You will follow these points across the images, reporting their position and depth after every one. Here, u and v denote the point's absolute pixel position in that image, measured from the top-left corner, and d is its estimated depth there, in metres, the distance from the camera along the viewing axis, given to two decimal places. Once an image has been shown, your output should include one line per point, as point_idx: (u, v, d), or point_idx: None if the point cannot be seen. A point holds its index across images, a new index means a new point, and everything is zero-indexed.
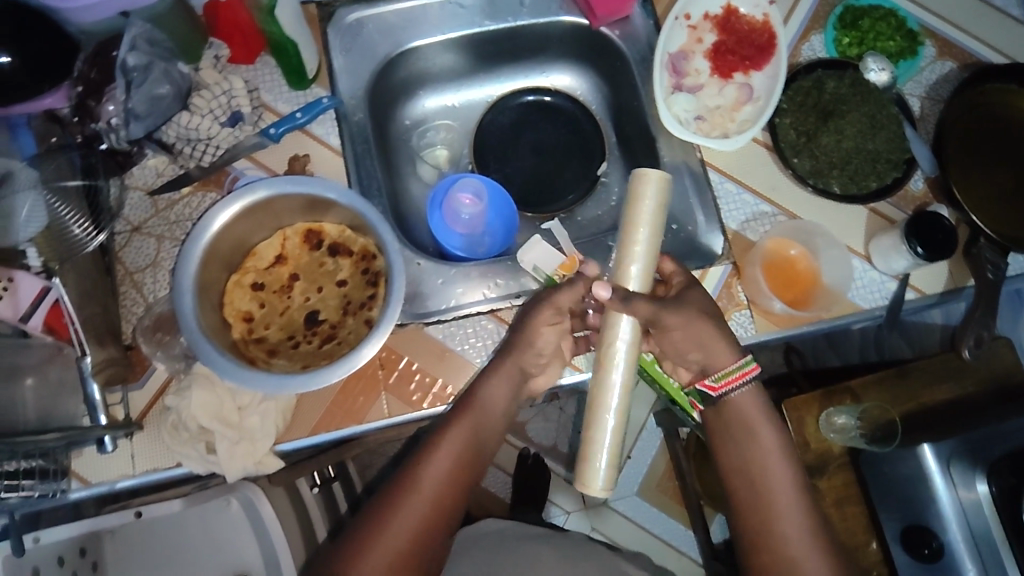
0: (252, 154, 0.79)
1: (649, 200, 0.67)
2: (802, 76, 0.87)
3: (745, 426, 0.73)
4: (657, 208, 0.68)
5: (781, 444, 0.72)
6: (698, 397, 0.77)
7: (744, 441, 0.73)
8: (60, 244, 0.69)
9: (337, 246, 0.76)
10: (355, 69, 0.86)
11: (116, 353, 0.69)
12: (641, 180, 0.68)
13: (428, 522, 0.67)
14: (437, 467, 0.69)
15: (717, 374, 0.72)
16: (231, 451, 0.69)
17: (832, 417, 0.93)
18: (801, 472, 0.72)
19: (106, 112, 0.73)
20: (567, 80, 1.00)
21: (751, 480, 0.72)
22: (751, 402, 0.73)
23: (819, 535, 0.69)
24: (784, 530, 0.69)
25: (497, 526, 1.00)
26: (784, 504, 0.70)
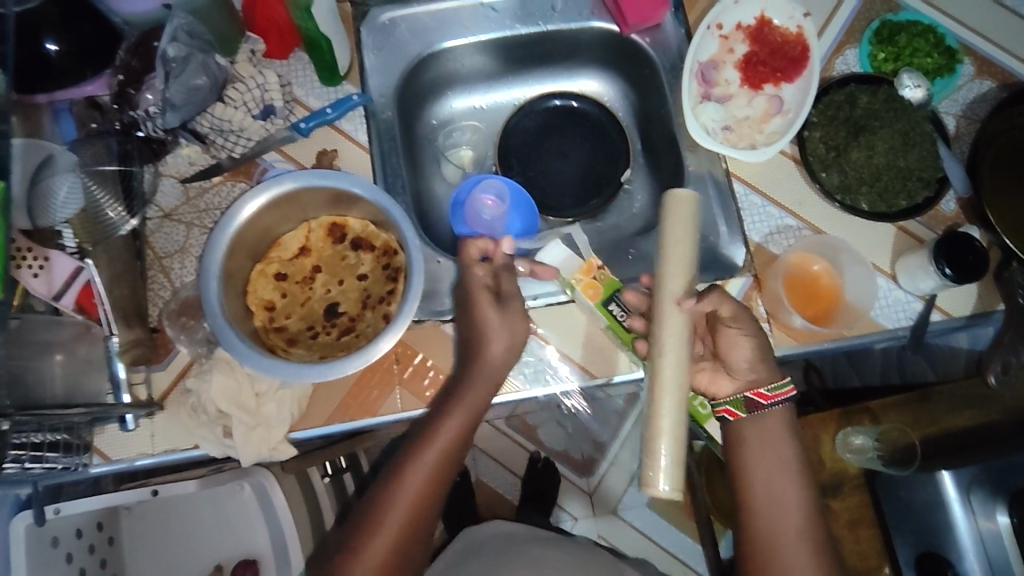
0: (282, 147, 0.81)
1: (677, 216, 0.69)
2: (835, 89, 0.85)
3: (744, 438, 0.72)
4: (685, 223, 0.68)
5: (780, 457, 0.71)
6: (737, 405, 0.73)
7: (748, 450, 0.72)
8: (95, 226, 0.71)
9: (359, 241, 0.77)
10: (385, 68, 0.88)
11: (142, 335, 0.71)
12: (672, 200, 0.69)
13: (413, 517, 0.69)
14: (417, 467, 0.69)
15: (772, 384, 0.71)
16: (247, 436, 0.70)
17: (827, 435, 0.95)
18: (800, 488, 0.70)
19: (144, 101, 0.74)
20: (595, 86, 1.00)
21: (752, 494, 0.71)
22: (751, 416, 0.72)
23: (812, 550, 0.68)
24: (780, 546, 0.68)
25: (516, 533, 1.00)
26: (779, 519, 0.69)
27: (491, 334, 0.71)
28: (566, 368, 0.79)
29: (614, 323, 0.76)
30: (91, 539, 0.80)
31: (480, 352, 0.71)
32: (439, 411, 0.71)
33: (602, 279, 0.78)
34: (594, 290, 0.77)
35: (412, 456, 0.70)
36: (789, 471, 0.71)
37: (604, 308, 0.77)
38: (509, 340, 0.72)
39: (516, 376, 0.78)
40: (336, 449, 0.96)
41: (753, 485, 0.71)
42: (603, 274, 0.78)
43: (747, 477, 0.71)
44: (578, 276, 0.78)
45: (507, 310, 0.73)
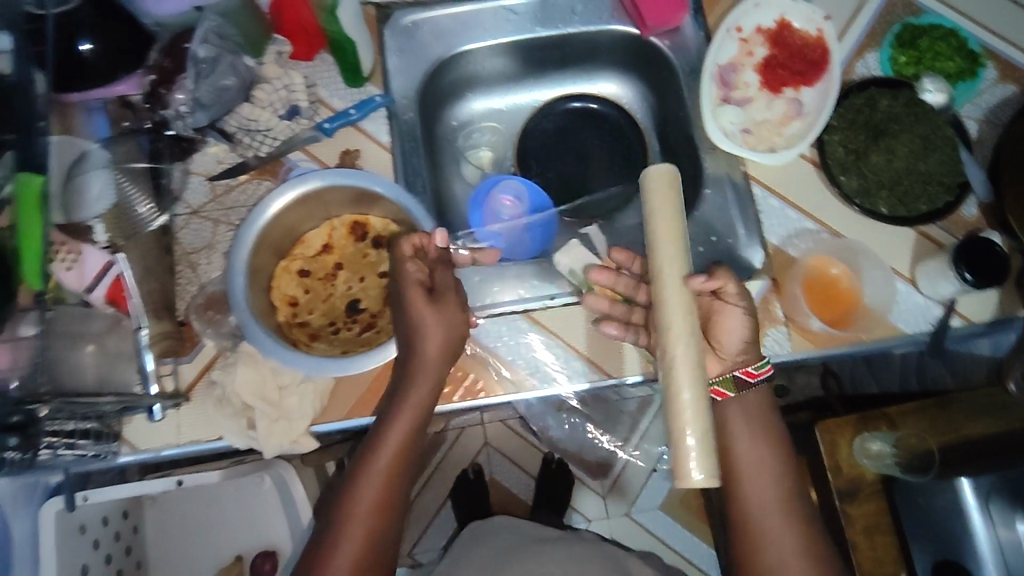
0: (306, 146, 0.82)
1: (656, 194, 0.64)
2: (855, 92, 0.85)
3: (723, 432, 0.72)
4: (669, 200, 0.63)
5: (760, 451, 0.72)
6: (727, 385, 0.71)
7: (739, 436, 0.72)
8: (126, 222, 0.74)
9: (380, 239, 0.79)
10: (407, 69, 0.89)
11: (169, 328, 0.73)
12: (650, 180, 0.65)
13: (377, 518, 0.68)
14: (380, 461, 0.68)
15: (759, 361, 0.71)
16: (270, 428, 0.71)
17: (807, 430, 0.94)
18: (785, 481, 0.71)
19: (176, 100, 0.78)
20: (614, 88, 1.01)
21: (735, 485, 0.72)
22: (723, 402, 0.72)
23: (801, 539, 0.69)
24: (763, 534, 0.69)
25: (535, 535, 1.00)
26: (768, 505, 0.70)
27: (427, 328, 0.67)
28: (583, 365, 0.79)
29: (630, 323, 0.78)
30: (117, 527, 0.83)
31: (417, 345, 0.68)
32: (386, 412, 0.69)
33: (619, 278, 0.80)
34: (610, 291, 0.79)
35: (372, 451, 0.68)
36: (773, 463, 0.72)
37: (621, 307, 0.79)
38: (445, 332, 0.68)
39: (533, 374, 0.79)
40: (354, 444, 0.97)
41: (735, 478, 0.71)
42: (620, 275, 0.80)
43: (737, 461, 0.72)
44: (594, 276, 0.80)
45: (440, 303, 0.69)
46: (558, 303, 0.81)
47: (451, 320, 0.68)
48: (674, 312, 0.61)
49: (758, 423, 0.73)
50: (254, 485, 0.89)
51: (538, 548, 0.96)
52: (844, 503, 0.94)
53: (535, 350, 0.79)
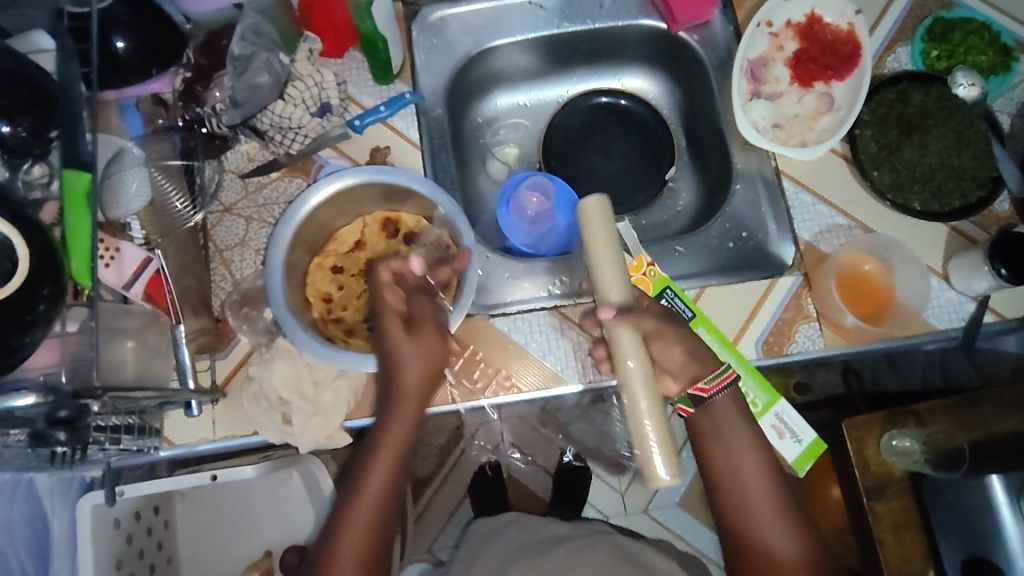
0: (337, 144, 0.83)
1: (592, 222, 0.67)
2: (886, 87, 0.85)
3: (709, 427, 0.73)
4: (604, 229, 0.67)
5: (745, 456, 0.72)
6: (687, 402, 0.74)
7: (723, 437, 0.72)
8: (162, 218, 0.74)
9: (412, 235, 0.79)
10: (435, 66, 0.90)
11: (207, 323, 0.73)
12: (583, 212, 0.69)
13: (372, 534, 0.68)
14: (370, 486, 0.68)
15: (710, 375, 0.71)
16: (306, 423, 0.72)
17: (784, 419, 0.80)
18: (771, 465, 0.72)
19: (211, 98, 0.78)
20: (640, 83, 1.00)
21: (723, 474, 0.73)
22: (718, 409, 0.72)
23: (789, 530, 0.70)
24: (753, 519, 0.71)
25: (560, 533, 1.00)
26: (754, 492, 0.71)
27: (405, 358, 0.68)
28: None
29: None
30: (149, 521, 0.85)
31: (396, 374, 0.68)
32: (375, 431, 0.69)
33: (652, 275, 0.81)
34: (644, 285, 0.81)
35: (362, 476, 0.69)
36: (762, 448, 0.72)
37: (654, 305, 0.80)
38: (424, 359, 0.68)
39: (564, 371, 0.79)
40: None
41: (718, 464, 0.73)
42: (652, 269, 0.82)
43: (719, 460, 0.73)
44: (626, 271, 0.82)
45: (418, 331, 0.68)
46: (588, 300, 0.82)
47: (424, 342, 0.68)
48: (622, 342, 0.64)
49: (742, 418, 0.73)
50: (283, 481, 0.91)
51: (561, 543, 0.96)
52: (872, 502, 0.95)
53: (566, 346, 0.79)
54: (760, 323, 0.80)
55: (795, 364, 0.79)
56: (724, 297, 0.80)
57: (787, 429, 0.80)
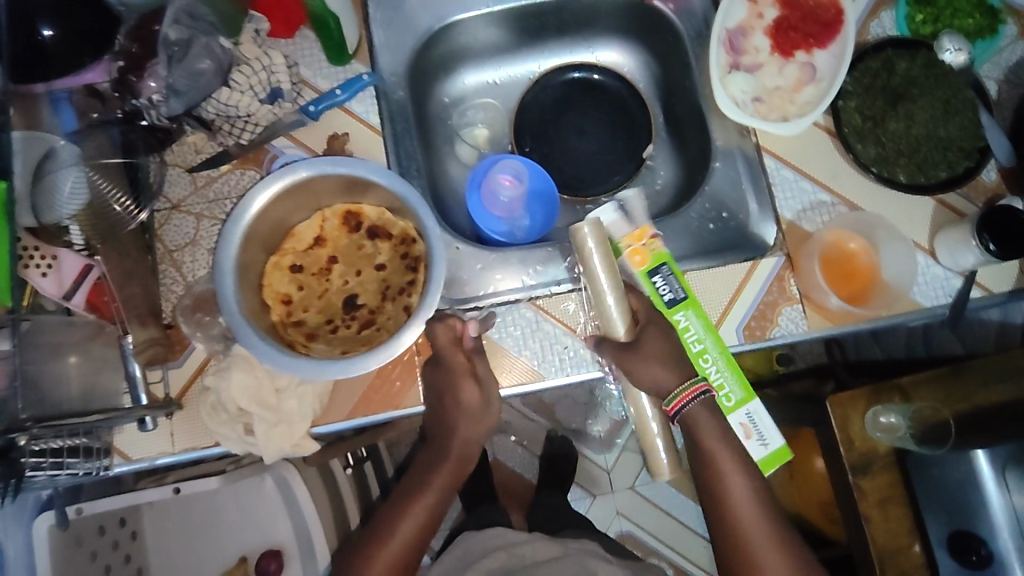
0: (291, 132, 0.78)
1: (594, 252, 0.71)
2: (870, 56, 0.81)
3: (692, 444, 0.71)
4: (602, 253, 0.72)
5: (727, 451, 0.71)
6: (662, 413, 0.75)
7: (699, 429, 0.71)
8: (101, 220, 0.68)
9: (376, 228, 0.74)
10: (395, 44, 0.83)
11: (157, 334, 0.69)
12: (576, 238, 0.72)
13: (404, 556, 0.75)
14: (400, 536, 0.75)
15: (668, 397, 0.70)
16: (269, 433, 0.68)
17: (755, 419, 0.75)
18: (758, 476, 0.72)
19: (147, 88, 0.70)
20: (615, 57, 0.95)
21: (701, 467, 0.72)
22: (693, 404, 0.70)
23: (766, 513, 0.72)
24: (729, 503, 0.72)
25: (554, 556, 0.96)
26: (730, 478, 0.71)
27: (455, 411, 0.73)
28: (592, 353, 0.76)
29: (652, 295, 0.74)
30: (115, 535, 0.81)
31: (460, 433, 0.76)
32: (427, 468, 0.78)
33: (652, 249, 0.75)
34: (642, 257, 0.74)
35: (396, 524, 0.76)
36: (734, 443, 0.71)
37: (647, 278, 0.74)
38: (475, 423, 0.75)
39: (541, 365, 0.76)
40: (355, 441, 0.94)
41: (710, 489, 0.73)
42: (654, 244, 0.75)
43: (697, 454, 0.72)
44: (627, 238, 0.75)
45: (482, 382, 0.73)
46: (563, 290, 0.78)
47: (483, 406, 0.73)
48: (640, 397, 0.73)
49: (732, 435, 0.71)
50: (256, 487, 0.91)
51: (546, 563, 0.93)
52: (857, 477, 0.90)
53: (541, 340, 0.76)
54: (743, 306, 0.77)
55: (779, 348, 0.77)
56: (705, 282, 0.77)
57: (757, 430, 0.75)
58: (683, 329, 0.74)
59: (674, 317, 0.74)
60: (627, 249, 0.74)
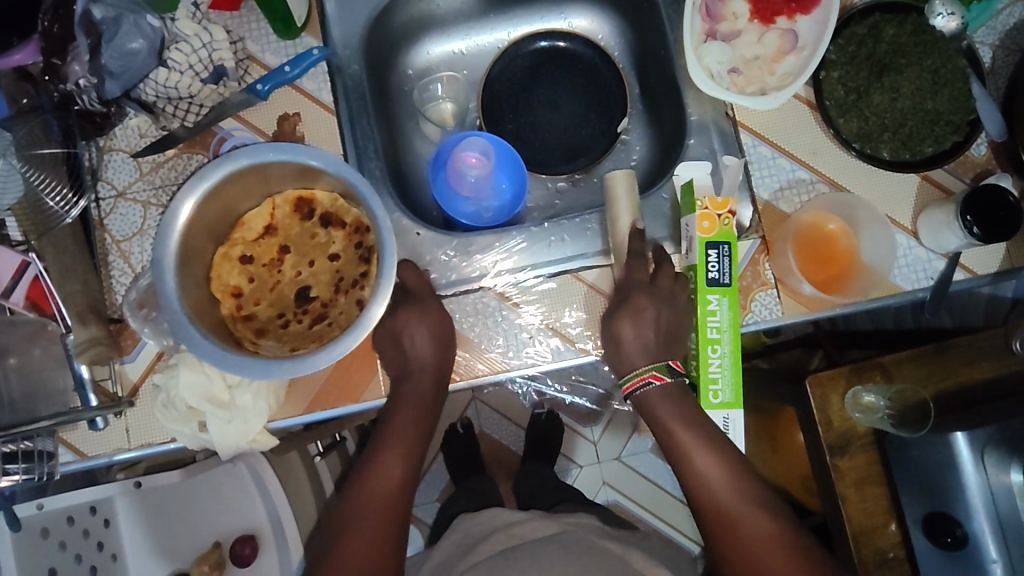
0: (240, 112, 0.74)
1: (624, 200, 0.73)
2: (856, 21, 0.75)
3: (655, 426, 0.70)
4: (630, 204, 0.73)
5: (695, 433, 0.68)
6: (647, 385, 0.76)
7: (660, 411, 0.69)
8: (37, 215, 0.66)
9: (329, 216, 0.71)
10: (348, 14, 0.78)
11: (99, 333, 0.65)
12: (609, 184, 0.74)
13: (379, 537, 0.68)
14: (365, 536, 0.68)
15: (624, 377, 0.71)
16: (223, 429, 0.66)
17: (732, 425, 0.71)
18: (733, 461, 0.69)
19: (74, 73, 0.67)
20: (587, 23, 0.90)
21: (672, 452, 0.69)
22: (647, 393, 0.70)
23: (745, 495, 0.68)
24: (711, 490, 0.68)
25: (545, 533, 0.93)
26: (702, 466, 0.68)
27: (410, 389, 0.70)
28: (559, 342, 0.74)
29: (699, 266, 0.69)
30: (86, 524, 0.80)
31: (409, 402, 0.71)
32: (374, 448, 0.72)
33: (723, 223, 0.68)
34: (709, 227, 0.68)
35: (358, 528, 0.68)
36: (705, 433, 0.68)
37: (703, 248, 0.69)
38: (423, 403, 0.71)
39: (505, 356, 0.74)
40: (324, 429, 0.92)
41: (684, 475, 0.69)
42: (727, 222, 0.68)
43: (668, 441, 0.69)
44: (705, 200, 0.68)
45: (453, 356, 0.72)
46: (529, 279, 0.75)
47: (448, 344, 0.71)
48: None
49: (697, 424, 0.68)
50: (227, 473, 0.91)
51: (542, 545, 0.89)
52: (834, 457, 0.88)
53: (507, 330, 0.74)
54: None
55: (751, 334, 0.74)
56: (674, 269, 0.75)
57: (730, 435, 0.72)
58: (710, 312, 0.69)
59: (708, 298, 0.69)
60: (699, 210, 0.68)
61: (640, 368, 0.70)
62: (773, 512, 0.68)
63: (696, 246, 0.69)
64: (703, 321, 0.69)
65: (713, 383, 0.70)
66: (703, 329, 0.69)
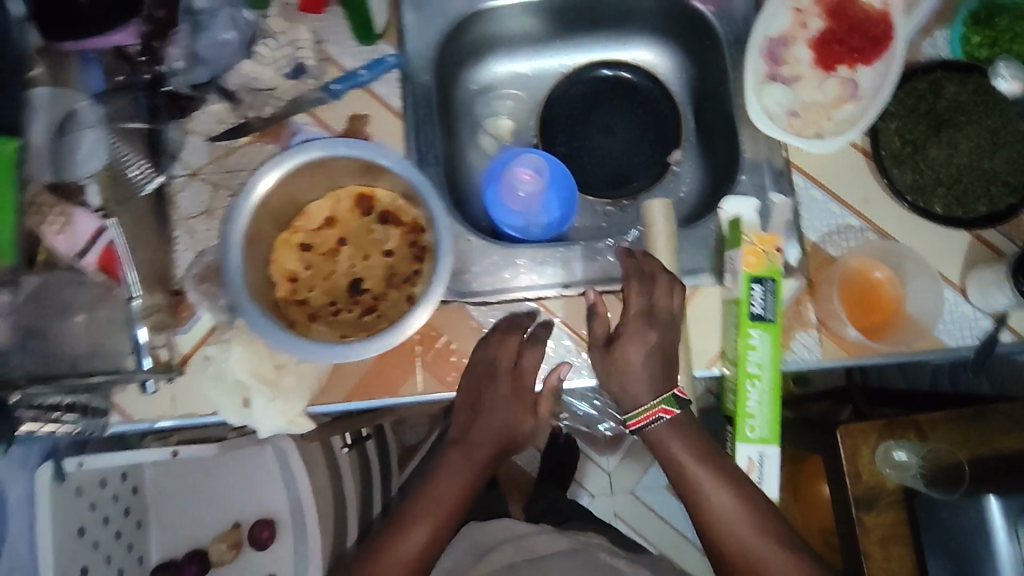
0: (313, 109, 0.77)
1: (659, 227, 0.74)
2: (918, 76, 0.77)
3: (668, 460, 0.71)
4: (668, 232, 0.74)
5: (710, 468, 0.69)
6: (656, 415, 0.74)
7: (672, 446, 0.70)
8: (119, 185, 0.69)
9: (387, 214, 0.74)
10: (424, 27, 0.82)
11: (161, 300, 0.70)
12: (647, 212, 0.75)
13: (430, 541, 0.72)
14: (416, 532, 0.72)
15: (629, 413, 0.71)
16: (266, 408, 0.68)
17: (763, 459, 0.71)
18: (751, 498, 0.68)
19: (171, 57, 0.72)
20: (648, 56, 0.93)
21: (689, 490, 0.70)
22: (658, 428, 0.71)
23: (767, 535, 0.67)
24: (729, 527, 0.68)
25: (557, 549, 0.92)
26: (717, 501, 0.68)
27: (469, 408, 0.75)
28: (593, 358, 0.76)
29: (742, 300, 0.69)
30: (116, 488, 0.83)
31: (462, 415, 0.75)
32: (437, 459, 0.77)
33: (770, 260, 0.70)
34: (755, 262, 0.69)
35: (412, 524, 0.72)
36: (723, 469, 0.69)
37: (748, 282, 0.69)
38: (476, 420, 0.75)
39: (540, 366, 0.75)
40: (353, 422, 0.94)
41: (699, 511, 0.69)
42: (773, 258, 0.70)
43: (685, 474, 0.70)
44: (752, 236, 0.70)
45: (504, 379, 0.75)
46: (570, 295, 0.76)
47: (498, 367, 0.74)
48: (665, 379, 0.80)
49: (710, 458, 0.69)
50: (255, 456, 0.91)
51: (552, 557, 0.89)
52: (860, 511, 0.86)
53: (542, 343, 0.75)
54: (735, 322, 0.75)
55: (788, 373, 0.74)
56: (706, 305, 0.76)
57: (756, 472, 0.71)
58: (751, 346, 0.69)
59: (749, 333, 0.69)
60: (746, 245, 0.70)
61: (648, 404, 0.70)
62: (792, 551, 0.67)
63: (741, 281, 0.69)
64: (744, 355, 0.69)
65: (750, 418, 0.70)
66: (744, 364, 0.69)
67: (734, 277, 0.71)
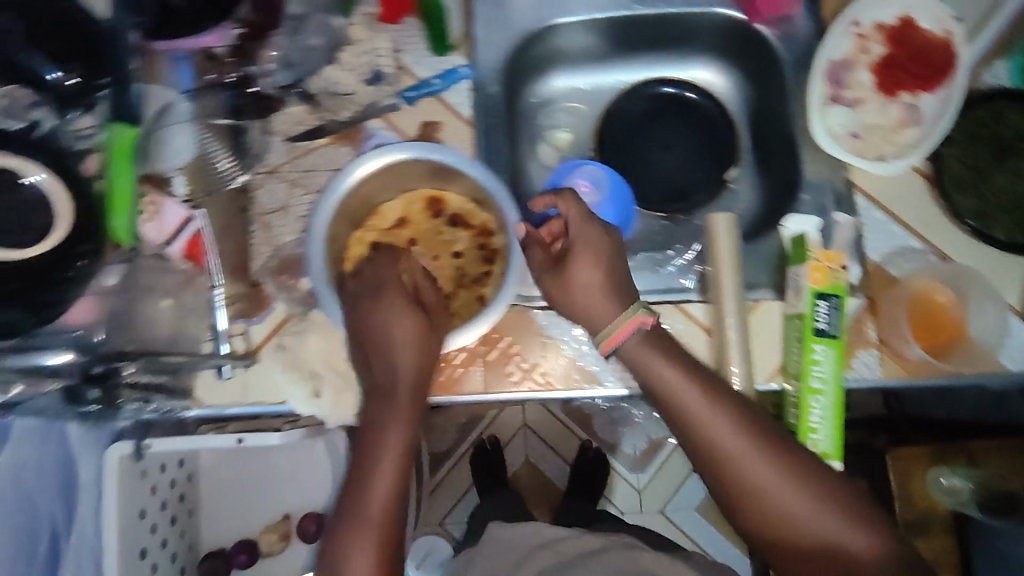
0: (386, 115, 0.80)
1: (724, 241, 0.75)
2: (979, 104, 0.78)
3: (649, 384, 0.64)
4: (731, 245, 0.75)
5: (698, 390, 0.62)
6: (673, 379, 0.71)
7: (648, 364, 0.64)
8: (204, 177, 0.74)
9: (458, 217, 0.77)
10: (493, 40, 0.84)
11: (242, 290, 0.74)
12: (711, 226, 0.77)
13: (398, 478, 0.62)
14: (381, 474, 0.61)
15: (602, 335, 0.66)
16: (336, 399, 0.71)
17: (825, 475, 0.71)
18: (754, 429, 0.60)
19: (266, 56, 0.77)
20: (708, 75, 0.95)
21: (684, 425, 0.62)
22: (629, 345, 0.65)
23: (781, 470, 0.58)
24: (736, 462, 0.59)
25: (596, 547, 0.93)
26: (715, 429, 0.60)
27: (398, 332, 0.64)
28: None
29: (807, 315, 0.70)
30: (173, 475, 0.84)
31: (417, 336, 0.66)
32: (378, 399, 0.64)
33: (835, 276, 0.71)
34: (821, 278, 0.71)
35: (366, 478, 0.61)
36: (713, 395, 0.62)
37: (813, 298, 0.70)
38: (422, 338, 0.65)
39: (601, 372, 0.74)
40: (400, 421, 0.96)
41: (698, 447, 0.62)
42: (838, 274, 0.71)
43: (674, 401, 0.62)
44: (817, 253, 0.71)
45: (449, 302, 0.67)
46: None
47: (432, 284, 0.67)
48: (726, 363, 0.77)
49: (703, 385, 0.62)
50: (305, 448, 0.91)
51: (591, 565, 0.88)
52: (915, 538, 0.89)
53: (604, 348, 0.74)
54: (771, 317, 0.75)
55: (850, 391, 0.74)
56: (766, 319, 0.76)
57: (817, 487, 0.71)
58: (814, 361, 0.70)
59: (812, 348, 0.70)
60: (812, 261, 0.71)
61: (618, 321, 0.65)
62: (819, 487, 0.58)
63: (806, 297, 0.71)
64: (808, 369, 0.70)
65: (812, 432, 0.70)
66: (806, 379, 0.70)
67: (798, 292, 0.72)
